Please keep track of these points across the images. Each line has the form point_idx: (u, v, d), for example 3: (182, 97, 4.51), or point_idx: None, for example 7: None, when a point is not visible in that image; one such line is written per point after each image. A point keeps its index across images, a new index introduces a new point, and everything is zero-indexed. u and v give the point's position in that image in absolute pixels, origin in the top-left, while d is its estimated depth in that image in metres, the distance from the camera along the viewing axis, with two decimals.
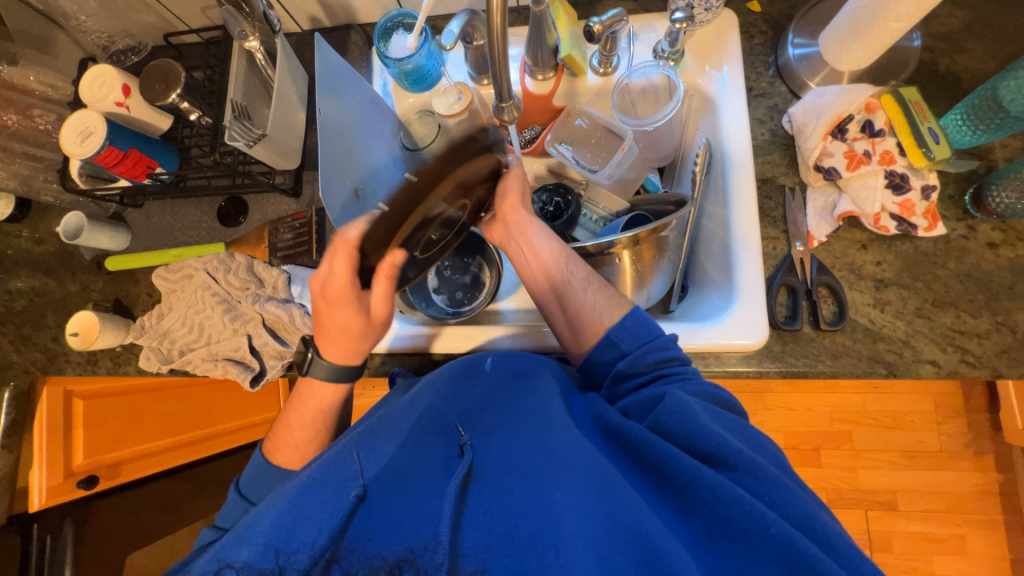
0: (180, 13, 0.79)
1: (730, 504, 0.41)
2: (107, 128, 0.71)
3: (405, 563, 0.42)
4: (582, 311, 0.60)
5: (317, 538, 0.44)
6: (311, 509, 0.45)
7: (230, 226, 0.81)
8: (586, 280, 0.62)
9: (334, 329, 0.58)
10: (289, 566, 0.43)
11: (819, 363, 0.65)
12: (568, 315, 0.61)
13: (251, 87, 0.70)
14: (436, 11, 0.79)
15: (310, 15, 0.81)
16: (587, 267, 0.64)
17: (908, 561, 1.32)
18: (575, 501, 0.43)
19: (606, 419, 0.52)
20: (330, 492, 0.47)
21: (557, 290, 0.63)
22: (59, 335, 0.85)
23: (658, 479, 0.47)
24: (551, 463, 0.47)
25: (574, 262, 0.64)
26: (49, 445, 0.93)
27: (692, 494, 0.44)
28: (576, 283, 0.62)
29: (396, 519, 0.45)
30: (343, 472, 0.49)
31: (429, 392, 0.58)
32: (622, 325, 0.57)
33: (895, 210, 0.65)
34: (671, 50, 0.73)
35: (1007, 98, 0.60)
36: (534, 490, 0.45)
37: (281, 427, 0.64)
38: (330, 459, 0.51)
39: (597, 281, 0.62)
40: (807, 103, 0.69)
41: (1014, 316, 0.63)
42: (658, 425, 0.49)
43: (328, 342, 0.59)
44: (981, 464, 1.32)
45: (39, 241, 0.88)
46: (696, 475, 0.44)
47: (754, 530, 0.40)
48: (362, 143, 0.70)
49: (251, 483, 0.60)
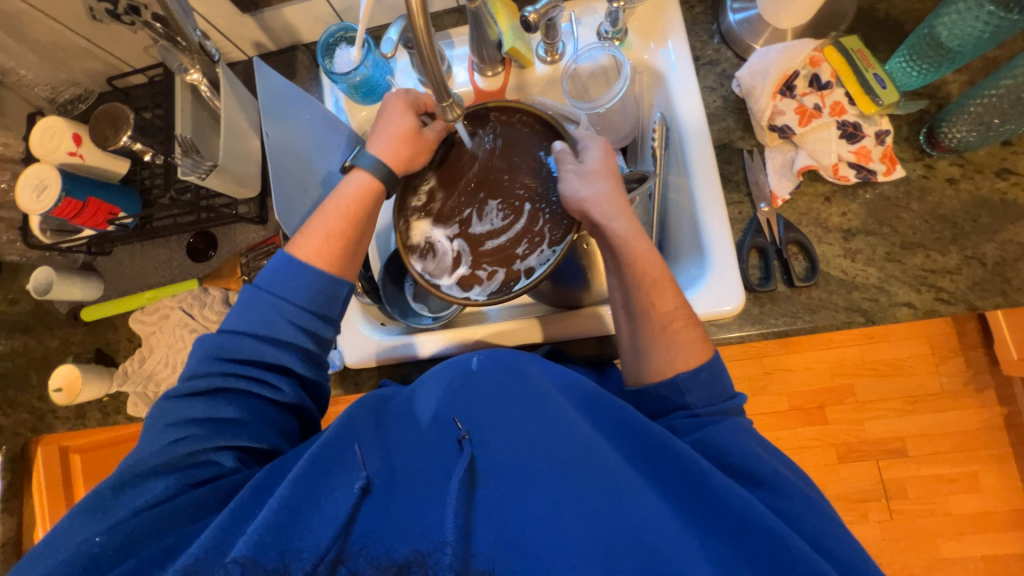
0: (123, 55, 0.79)
1: (756, 534, 0.42)
2: (62, 180, 0.70)
3: (414, 565, 0.42)
4: (655, 347, 0.57)
5: (325, 534, 0.44)
6: (318, 498, 0.46)
7: (202, 262, 0.80)
8: (665, 308, 0.58)
9: (394, 154, 0.63)
10: (294, 564, 0.42)
11: (798, 320, 0.65)
12: (636, 338, 0.59)
13: (200, 120, 0.71)
14: (376, 21, 0.80)
15: (254, 41, 0.80)
16: (672, 299, 0.58)
17: (925, 505, 1.32)
18: (586, 509, 0.44)
19: (629, 418, 0.51)
20: (335, 481, 0.47)
21: (631, 314, 0.60)
22: (44, 393, 0.84)
23: (682, 492, 0.47)
24: (563, 469, 0.47)
25: (661, 292, 0.59)
26: (50, 503, 0.94)
27: (715, 512, 0.44)
28: (654, 313, 0.58)
29: (407, 521, 0.45)
30: (346, 461, 0.48)
31: (434, 397, 0.57)
32: (695, 375, 0.54)
33: (852, 158, 0.65)
34: (614, 30, 0.73)
35: (944, 35, 0.60)
36: (550, 496, 0.46)
37: (310, 226, 0.59)
38: (335, 440, 0.49)
39: (675, 314, 0.58)
40: (753, 65, 0.69)
41: (982, 249, 0.63)
42: (710, 441, 0.50)
43: (391, 147, 0.62)
44: (983, 399, 1.33)
45: (13, 302, 0.87)
46: (724, 498, 0.44)
47: (775, 561, 0.41)
48: (318, 161, 0.70)
49: (278, 286, 0.55)
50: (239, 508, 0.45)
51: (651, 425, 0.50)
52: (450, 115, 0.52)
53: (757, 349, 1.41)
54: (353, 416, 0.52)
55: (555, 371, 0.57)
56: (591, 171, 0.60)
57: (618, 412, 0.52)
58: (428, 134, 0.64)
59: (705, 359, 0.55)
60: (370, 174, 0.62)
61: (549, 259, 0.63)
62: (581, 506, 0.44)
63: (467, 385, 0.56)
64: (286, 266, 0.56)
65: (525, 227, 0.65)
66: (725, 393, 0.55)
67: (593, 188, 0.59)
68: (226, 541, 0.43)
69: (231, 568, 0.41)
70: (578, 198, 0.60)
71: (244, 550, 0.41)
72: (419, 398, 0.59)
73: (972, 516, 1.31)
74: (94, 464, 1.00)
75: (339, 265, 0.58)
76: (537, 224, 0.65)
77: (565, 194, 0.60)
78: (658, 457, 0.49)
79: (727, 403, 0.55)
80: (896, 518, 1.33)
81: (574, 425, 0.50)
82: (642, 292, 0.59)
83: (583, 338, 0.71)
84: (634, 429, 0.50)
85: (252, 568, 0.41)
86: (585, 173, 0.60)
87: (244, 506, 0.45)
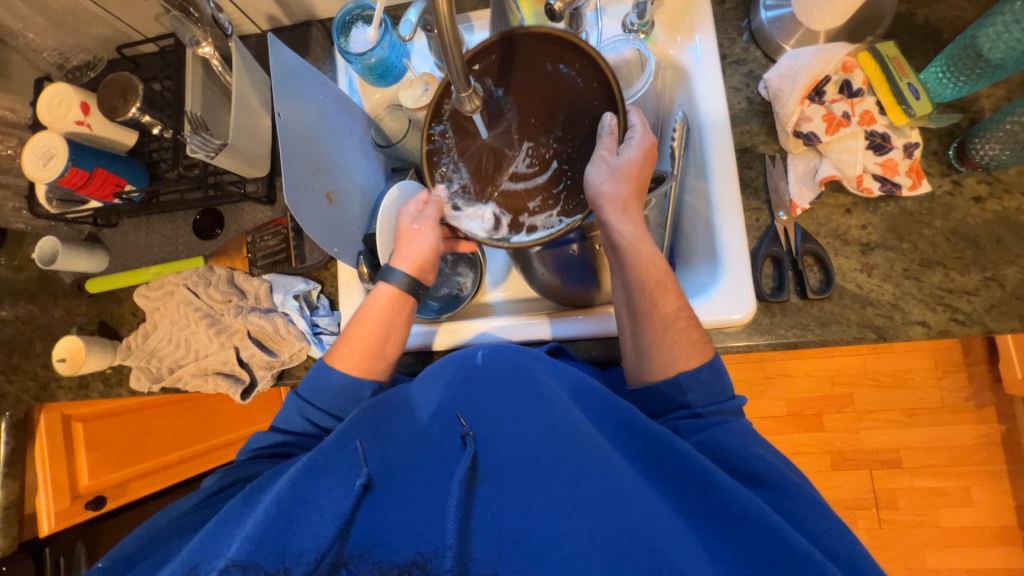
0: (133, 23, 0.77)
1: (759, 535, 0.42)
2: (69, 149, 0.69)
3: (416, 568, 0.43)
4: (656, 347, 0.56)
5: (324, 537, 0.45)
6: (317, 499, 0.47)
7: (207, 239, 0.79)
8: (669, 312, 0.57)
9: (405, 259, 0.63)
10: (294, 566, 0.43)
11: (808, 333, 0.64)
12: (637, 336, 0.58)
13: (210, 95, 0.70)
14: (395, 0, 0.77)
15: (267, 14, 0.78)
16: (675, 300, 0.57)
17: (915, 516, 1.33)
18: (586, 512, 0.44)
19: (630, 419, 0.51)
20: (332, 480, 0.49)
21: (634, 313, 0.58)
22: (48, 361, 0.84)
23: (687, 493, 0.46)
24: (564, 469, 0.47)
25: (665, 294, 0.57)
26: (54, 469, 0.95)
27: (719, 514, 0.44)
28: (657, 314, 0.57)
29: (409, 520, 0.46)
30: (346, 460, 0.50)
31: (436, 391, 0.57)
32: (697, 374, 0.54)
33: (877, 170, 0.63)
34: (641, 21, 0.70)
35: (986, 46, 0.58)
36: (552, 498, 0.45)
37: (341, 339, 0.62)
38: (334, 443, 0.51)
39: (678, 318, 0.57)
40: (782, 67, 0.66)
41: (1002, 270, 0.62)
42: (713, 441, 0.50)
43: (404, 255, 0.63)
44: (982, 416, 1.32)
45: (19, 269, 0.87)
46: (727, 498, 0.44)
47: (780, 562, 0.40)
48: (330, 143, 0.68)
49: (313, 388, 0.60)
50: (224, 515, 0.48)
51: (652, 425, 0.50)
52: (468, 106, 0.51)
53: (759, 354, 1.41)
54: (353, 416, 0.54)
55: (555, 366, 0.57)
56: (623, 169, 0.55)
57: (620, 413, 0.51)
58: (428, 228, 0.63)
59: (706, 360, 0.55)
60: (389, 283, 0.62)
61: (555, 227, 0.58)
62: (582, 507, 0.44)
63: (471, 379, 0.56)
64: (321, 373, 0.60)
65: (547, 183, 0.59)
66: (728, 393, 0.55)
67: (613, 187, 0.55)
68: (218, 539, 0.46)
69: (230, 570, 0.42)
70: (596, 194, 0.55)
71: (243, 552, 0.43)
72: (416, 390, 0.58)
73: (961, 530, 1.32)
74: (97, 434, 1.01)
75: (368, 369, 0.61)
76: (558, 187, 0.59)
77: (587, 181, 0.55)
78: (663, 459, 0.48)
79: (731, 413, 0.54)
80: (886, 527, 1.34)
81: (575, 423, 0.50)
82: (645, 293, 0.57)
83: (589, 339, 0.70)
84: (637, 431, 0.50)
85: (252, 569, 0.43)
86: (616, 167, 0.54)
87: (231, 512, 0.48)
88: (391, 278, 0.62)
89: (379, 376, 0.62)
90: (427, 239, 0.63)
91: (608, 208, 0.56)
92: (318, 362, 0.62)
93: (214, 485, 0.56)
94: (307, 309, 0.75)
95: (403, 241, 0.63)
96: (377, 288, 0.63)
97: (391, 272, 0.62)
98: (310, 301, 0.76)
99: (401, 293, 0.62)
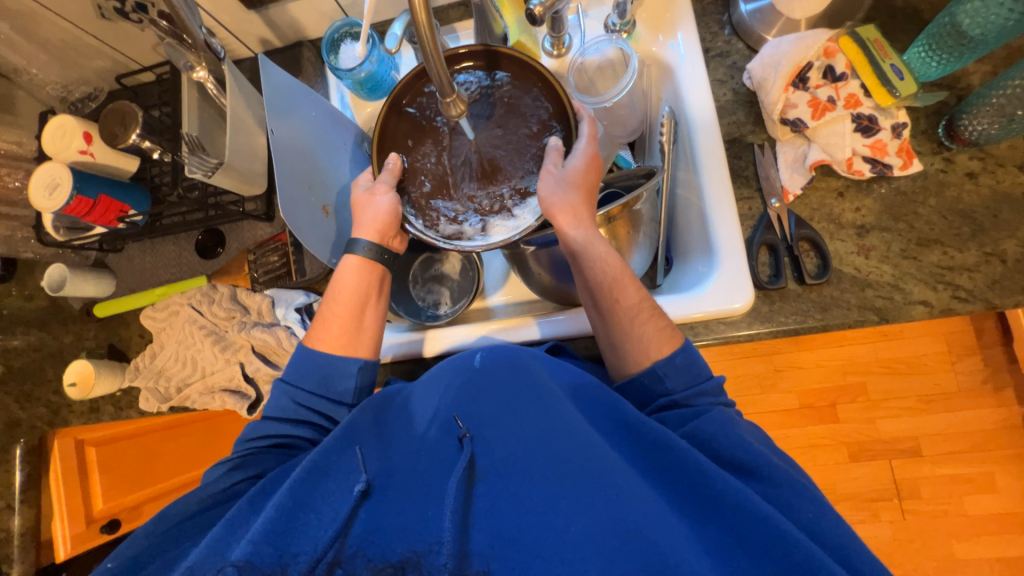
0: (131, 53, 0.80)
1: (756, 525, 0.41)
2: (72, 177, 0.71)
3: (410, 565, 0.43)
4: (627, 340, 0.57)
5: (321, 538, 0.46)
6: (316, 503, 0.48)
7: (210, 258, 0.80)
8: (634, 303, 0.57)
9: (365, 227, 0.62)
10: (291, 566, 0.44)
11: (808, 318, 0.63)
12: (609, 333, 0.59)
13: (207, 118, 0.72)
14: (382, 16, 0.79)
15: (260, 38, 0.80)
16: (638, 292, 0.58)
17: (938, 505, 1.30)
18: (579, 507, 0.44)
19: (624, 414, 0.50)
20: (332, 483, 0.49)
21: (601, 311, 0.59)
22: (60, 387, 0.86)
23: (684, 487, 0.46)
24: (558, 467, 0.46)
25: (626, 287, 0.58)
26: (67, 496, 0.96)
27: (716, 506, 0.44)
28: (621, 309, 0.57)
29: (404, 521, 0.46)
30: (346, 465, 0.50)
31: (434, 395, 0.57)
32: (672, 361, 0.54)
33: (867, 152, 0.63)
34: (622, 21, 0.72)
35: (966, 23, 0.58)
36: (548, 493, 0.45)
37: (319, 318, 0.63)
38: (334, 446, 0.51)
39: (643, 308, 0.57)
40: (765, 56, 0.67)
41: (1002, 245, 0.61)
42: (699, 434, 0.49)
43: (361, 225, 0.62)
44: (1001, 398, 1.29)
45: (29, 298, 0.89)
46: (723, 490, 0.43)
47: (776, 554, 0.40)
48: (324, 157, 0.70)
49: (297, 371, 0.60)
50: (230, 520, 0.47)
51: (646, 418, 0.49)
52: (454, 110, 0.52)
53: (766, 347, 1.39)
54: (356, 416, 0.54)
55: (555, 366, 0.57)
56: (570, 180, 0.57)
57: (616, 408, 0.51)
58: (381, 196, 0.62)
59: (677, 345, 0.55)
60: (355, 253, 0.63)
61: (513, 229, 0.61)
62: (578, 502, 0.44)
63: (471, 381, 0.56)
64: (303, 358, 0.61)
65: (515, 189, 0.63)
66: (704, 373, 0.55)
67: (555, 194, 0.56)
68: (225, 544, 0.45)
69: (227, 571, 0.42)
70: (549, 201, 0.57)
71: (242, 553, 0.43)
72: (416, 394, 0.59)
73: (987, 517, 1.29)
74: (110, 458, 1.02)
75: (348, 345, 0.61)
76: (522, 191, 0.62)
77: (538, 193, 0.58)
78: (658, 453, 0.47)
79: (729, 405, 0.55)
80: (908, 518, 1.31)
81: (571, 421, 0.49)
82: (607, 291, 0.58)
83: (588, 337, 0.70)
84: (632, 426, 0.49)
85: (248, 570, 0.42)
86: (564, 178, 0.57)
87: (237, 517, 0.48)
88: (355, 249, 0.63)
89: (366, 352, 0.63)
90: (380, 204, 0.61)
91: (557, 216, 0.57)
92: (300, 346, 0.63)
93: (219, 483, 0.54)
94: (310, 320, 0.74)
95: (359, 210, 0.63)
96: (345, 261, 0.64)
97: (355, 243, 0.63)
98: (313, 312, 0.76)
99: (369, 261, 0.64)
